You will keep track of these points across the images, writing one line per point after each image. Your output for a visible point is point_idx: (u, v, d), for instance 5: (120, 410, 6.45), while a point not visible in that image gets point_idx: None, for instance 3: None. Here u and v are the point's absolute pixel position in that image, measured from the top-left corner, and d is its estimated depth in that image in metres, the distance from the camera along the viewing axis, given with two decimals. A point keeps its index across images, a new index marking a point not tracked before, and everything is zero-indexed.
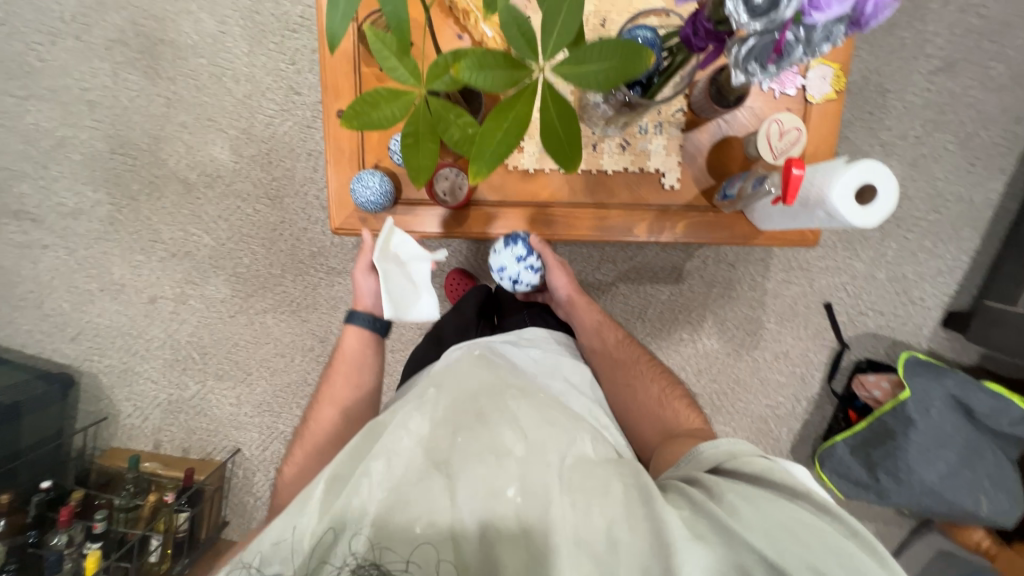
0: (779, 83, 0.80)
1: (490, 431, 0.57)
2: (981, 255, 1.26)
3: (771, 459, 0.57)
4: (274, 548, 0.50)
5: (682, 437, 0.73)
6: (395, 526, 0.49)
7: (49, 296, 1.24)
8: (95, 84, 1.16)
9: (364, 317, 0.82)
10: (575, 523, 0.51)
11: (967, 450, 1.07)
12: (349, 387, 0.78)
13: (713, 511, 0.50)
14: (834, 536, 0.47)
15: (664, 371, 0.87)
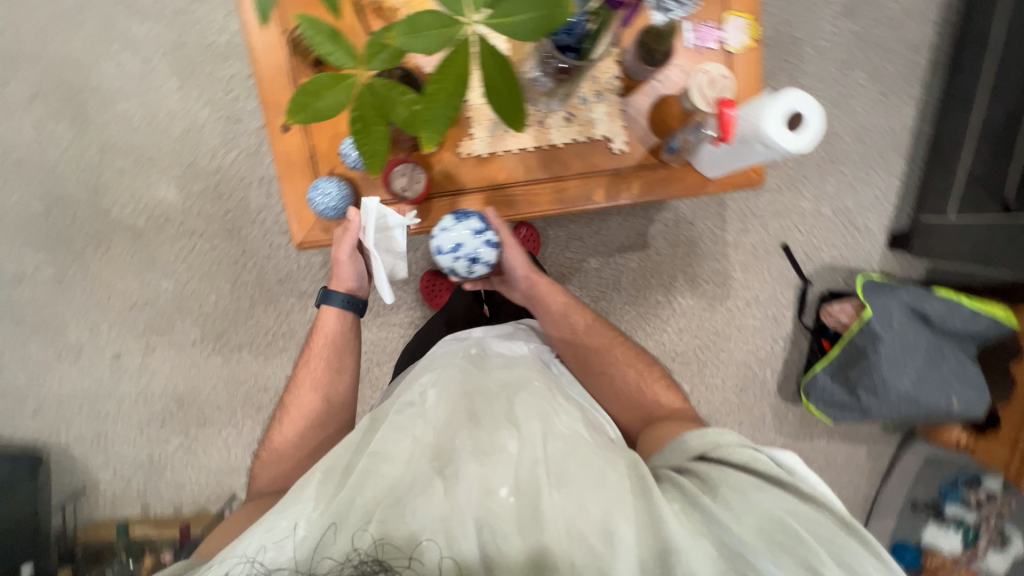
0: (700, 39, 0.86)
1: (489, 436, 0.60)
2: (909, 176, 1.36)
3: (758, 448, 0.61)
4: (277, 545, 0.51)
5: (667, 421, 0.78)
6: (393, 528, 0.50)
7: (2, 372, 1.17)
8: (20, 142, 1.10)
9: (343, 298, 0.82)
10: (568, 516, 0.52)
11: (932, 354, 1.15)
12: (330, 374, 0.79)
13: (705, 504, 0.54)
14: (817, 521, 0.52)
15: (639, 352, 0.89)
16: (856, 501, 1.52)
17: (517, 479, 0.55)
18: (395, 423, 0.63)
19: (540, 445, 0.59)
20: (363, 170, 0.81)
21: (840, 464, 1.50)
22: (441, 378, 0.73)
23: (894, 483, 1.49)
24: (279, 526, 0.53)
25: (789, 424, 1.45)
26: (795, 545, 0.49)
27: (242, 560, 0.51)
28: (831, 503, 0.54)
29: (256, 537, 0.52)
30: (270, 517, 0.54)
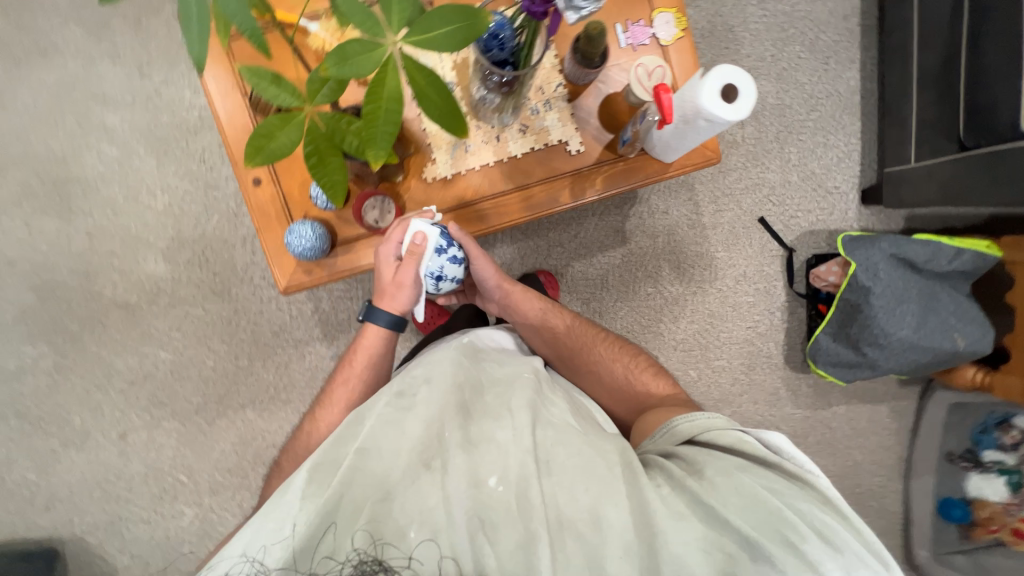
0: (633, 38, 0.91)
1: (477, 430, 0.65)
2: (866, 134, 1.41)
3: (743, 431, 0.65)
4: (275, 546, 0.55)
5: (660, 407, 0.80)
6: (391, 523, 0.56)
7: (11, 470, 1.16)
8: (9, 241, 1.14)
9: (390, 317, 0.83)
10: (555, 504, 0.59)
11: (925, 298, 1.15)
12: (367, 394, 0.81)
13: (693, 488, 0.59)
14: (798, 499, 0.56)
15: (622, 342, 0.93)
16: (889, 462, 1.49)
17: (505, 471, 0.61)
18: (381, 418, 0.65)
19: (527, 436, 0.64)
20: (335, 209, 0.84)
21: (863, 427, 1.48)
22: (428, 366, 0.75)
23: (923, 438, 1.46)
24: (269, 529, 0.57)
25: (804, 394, 1.44)
26: (779, 526, 0.54)
27: (243, 559, 0.56)
28: (813, 478, 0.59)
29: (254, 540, 0.56)
30: (263, 517, 0.58)
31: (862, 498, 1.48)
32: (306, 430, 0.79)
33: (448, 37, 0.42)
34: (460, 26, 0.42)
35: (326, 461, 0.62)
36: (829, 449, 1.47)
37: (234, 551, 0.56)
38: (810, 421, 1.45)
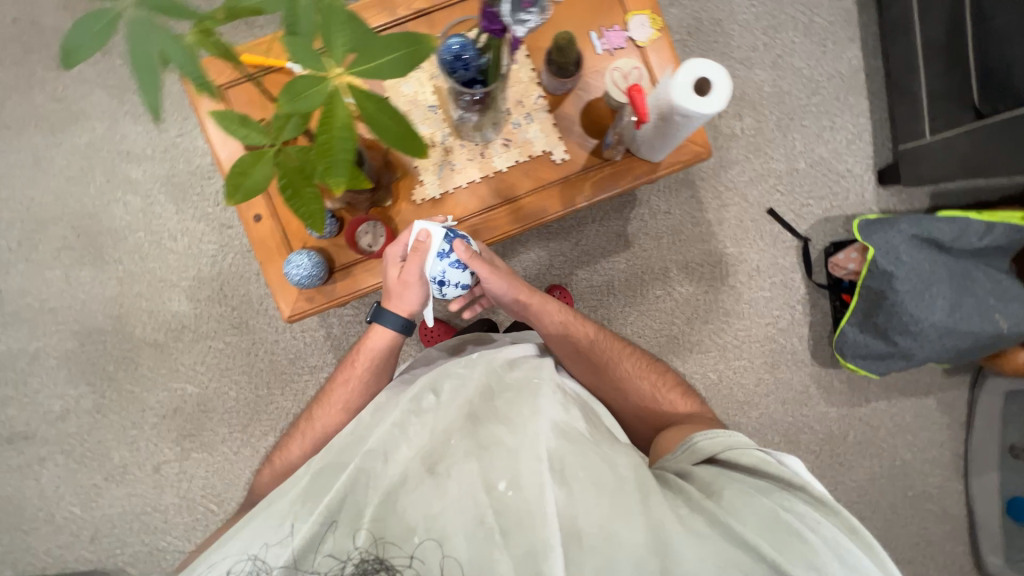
0: (609, 43, 0.92)
1: (487, 435, 0.66)
2: (876, 112, 1.35)
3: (767, 453, 0.67)
4: (280, 542, 0.58)
5: (685, 425, 0.78)
6: (396, 526, 0.57)
7: (59, 507, 1.23)
8: (51, 292, 1.24)
9: (398, 319, 0.86)
10: (565, 511, 0.57)
11: (957, 279, 1.07)
12: (364, 397, 0.85)
13: (711, 510, 0.59)
14: (818, 521, 0.58)
15: (647, 358, 0.91)
16: (943, 460, 1.37)
17: (513, 476, 0.60)
18: (392, 427, 0.70)
19: (536, 444, 0.64)
20: (330, 237, 0.88)
21: (909, 423, 1.37)
22: (438, 378, 0.80)
23: (979, 430, 1.34)
24: (276, 522, 0.61)
25: (837, 391, 1.35)
26: (800, 550, 0.54)
27: (247, 557, 0.58)
28: (836, 506, 0.59)
29: (258, 539, 0.60)
30: (271, 512, 0.63)
31: (916, 501, 1.36)
32: (304, 425, 0.84)
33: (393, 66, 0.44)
34: (404, 54, 0.44)
35: (331, 465, 0.68)
36: (872, 449, 1.37)
37: (236, 542, 0.60)
38: (847, 420, 1.36)
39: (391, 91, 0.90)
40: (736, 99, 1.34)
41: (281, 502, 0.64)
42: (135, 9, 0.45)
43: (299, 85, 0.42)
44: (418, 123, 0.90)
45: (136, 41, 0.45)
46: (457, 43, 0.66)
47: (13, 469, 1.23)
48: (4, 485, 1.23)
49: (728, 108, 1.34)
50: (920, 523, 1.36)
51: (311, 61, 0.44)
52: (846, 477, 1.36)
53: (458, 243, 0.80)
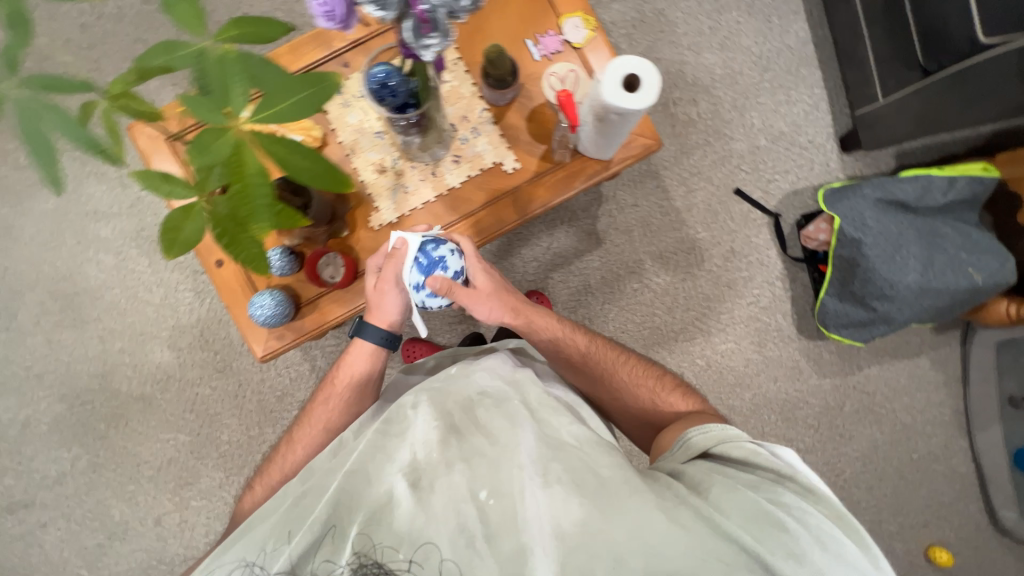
0: (546, 48, 0.92)
1: (470, 444, 0.66)
2: (830, 81, 1.35)
3: (758, 444, 0.65)
4: (271, 560, 0.58)
5: (685, 422, 0.77)
6: (385, 535, 0.57)
7: (65, 571, 1.22)
8: (36, 358, 1.25)
9: (378, 332, 0.85)
10: (545, 514, 0.58)
11: (926, 237, 1.06)
12: (345, 416, 0.85)
13: (697, 506, 0.58)
14: (806, 512, 0.57)
15: (644, 362, 0.88)
16: (944, 419, 1.35)
17: (494, 484, 0.61)
18: (372, 442, 0.68)
19: (515, 453, 0.64)
20: (292, 273, 0.88)
21: (905, 385, 1.35)
22: (420, 390, 0.76)
23: (977, 384, 1.32)
24: (265, 543, 0.60)
25: (827, 362, 1.34)
26: (783, 540, 0.54)
27: (242, 563, 0.59)
28: (822, 494, 0.59)
29: (248, 560, 0.59)
30: (259, 534, 0.62)
31: (923, 464, 1.34)
32: (286, 447, 0.84)
33: (298, 107, 0.46)
34: (309, 94, 0.45)
35: (315, 486, 0.66)
36: (871, 416, 1.35)
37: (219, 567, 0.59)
38: (842, 390, 1.34)
39: (336, 122, 0.90)
40: (689, 84, 1.34)
41: (265, 527, 0.62)
42: (19, 93, 0.46)
43: (201, 140, 0.43)
44: (367, 150, 0.91)
45: (28, 126, 0.45)
46: (381, 71, 0.66)
47: (15, 538, 1.22)
48: (6, 556, 1.22)
49: (683, 94, 1.34)
50: (929, 485, 1.34)
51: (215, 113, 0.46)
52: (848, 448, 1.33)
53: (430, 281, 0.76)
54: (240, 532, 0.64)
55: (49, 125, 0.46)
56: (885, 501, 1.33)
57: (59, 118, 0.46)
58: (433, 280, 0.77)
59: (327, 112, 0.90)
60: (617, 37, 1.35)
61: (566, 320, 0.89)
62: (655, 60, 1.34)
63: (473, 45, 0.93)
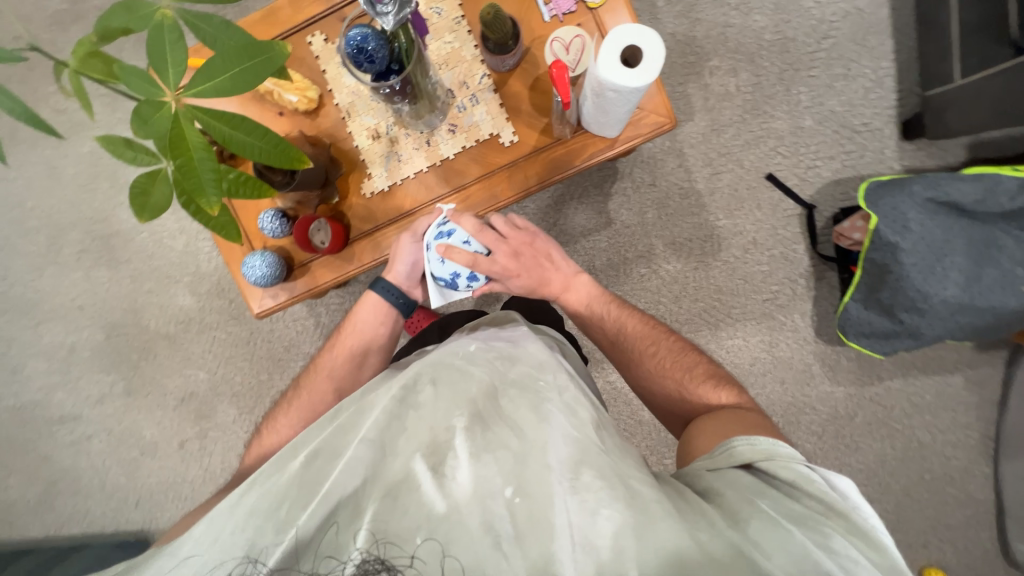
0: (557, 7, 0.84)
1: (494, 434, 0.56)
2: (901, 52, 1.16)
3: (809, 468, 0.56)
4: (267, 535, 0.48)
5: (716, 419, 0.68)
6: (397, 525, 0.47)
7: (107, 477, 1.40)
8: (79, 291, 1.37)
9: (384, 288, 0.84)
10: (577, 525, 0.48)
11: (978, 247, 0.94)
12: (351, 366, 0.81)
13: (735, 541, 0.47)
14: (856, 562, 0.47)
15: (681, 351, 0.79)
16: (969, 443, 1.23)
17: (521, 480, 0.51)
18: (386, 413, 0.59)
19: (545, 450, 0.55)
20: (285, 236, 0.90)
21: (929, 403, 1.24)
22: (438, 368, 0.68)
23: (1016, 411, 1.20)
24: (260, 514, 0.50)
25: (844, 369, 1.25)
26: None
27: (237, 560, 0.47)
28: (884, 543, 0.49)
29: (235, 537, 0.49)
30: (251, 503, 0.52)
31: (934, 485, 1.24)
32: (290, 395, 0.82)
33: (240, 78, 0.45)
34: (251, 65, 0.45)
35: (327, 448, 0.57)
36: (884, 430, 1.25)
37: (205, 538, 0.50)
38: (856, 399, 1.25)
39: (332, 83, 0.88)
40: (730, 51, 1.20)
41: (258, 494, 0.53)
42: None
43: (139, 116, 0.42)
44: (362, 114, 0.88)
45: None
46: (358, 34, 0.62)
47: (66, 444, 1.40)
48: (60, 458, 1.41)
49: (721, 63, 1.20)
50: (938, 507, 1.23)
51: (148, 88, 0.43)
52: (853, 459, 1.25)
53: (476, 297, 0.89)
54: (237, 491, 0.55)
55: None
56: (884, 518, 1.24)
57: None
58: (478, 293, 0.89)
59: (324, 71, 0.87)
60: None
61: (596, 302, 0.85)
62: (694, 21, 1.20)
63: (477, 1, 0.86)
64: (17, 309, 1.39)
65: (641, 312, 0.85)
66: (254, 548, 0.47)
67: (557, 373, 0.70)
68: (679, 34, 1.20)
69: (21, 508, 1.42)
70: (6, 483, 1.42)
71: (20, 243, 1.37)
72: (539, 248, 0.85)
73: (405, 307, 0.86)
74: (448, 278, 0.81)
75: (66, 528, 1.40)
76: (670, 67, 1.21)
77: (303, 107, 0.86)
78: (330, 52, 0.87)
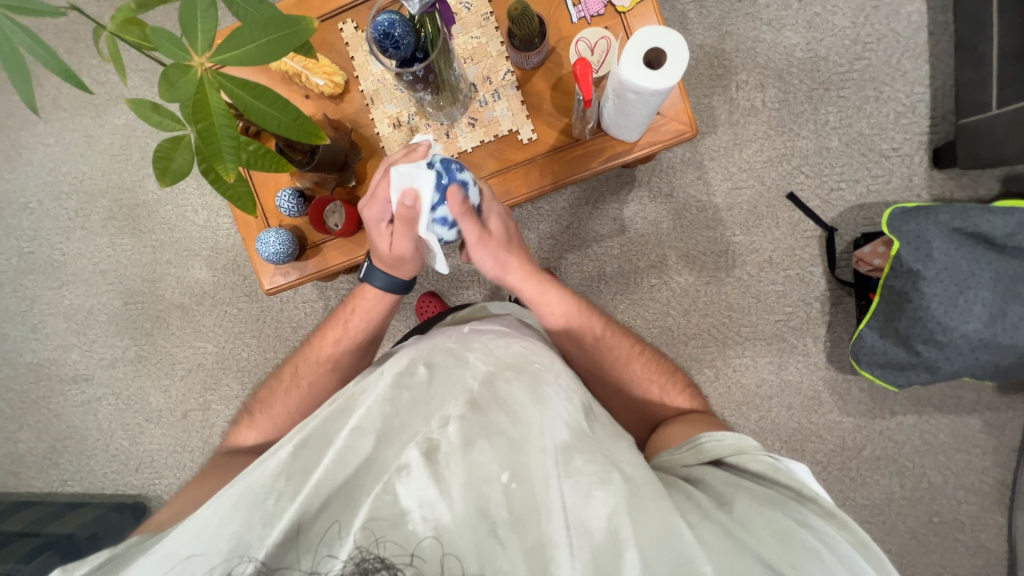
0: (586, 9, 0.84)
1: (488, 420, 0.55)
2: (937, 79, 1.14)
3: (776, 458, 0.58)
4: (256, 530, 0.47)
5: (688, 421, 0.68)
6: (390, 513, 0.46)
7: (111, 440, 1.43)
8: (102, 256, 1.42)
9: (390, 278, 0.77)
10: (571, 509, 0.48)
11: (1004, 282, 0.91)
12: (358, 356, 0.79)
13: (722, 522, 0.50)
14: (832, 537, 0.49)
15: (655, 357, 0.78)
16: (984, 488, 1.18)
17: (516, 465, 0.50)
18: (378, 399, 0.58)
19: (540, 433, 0.53)
20: (300, 216, 0.91)
21: (943, 443, 1.19)
22: (431, 353, 0.67)
23: None
24: (247, 507, 0.49)
25: (854, 400, 1.21)
26: (822, 561, 0.46)
27: (219, 560, 0.46)
28: (845, 518, 0.51)
29: (220, 530, 0.48)
30: (235, 495, 0.51)
31: (943, 529, 1.18)
32: (286, 381, 0.77)
33: (266, 49, 0.47)
34: (280, 37, 0.46)
35: (316, 437, 0.57)
36: (893, 466, 1.20)
37: (191, 533, 0.49)
38: (865, 432, 1.21)
39: (360, 70, 0.89)
40: (759, 67, 1.18)
41: (242, 486, 0.52)
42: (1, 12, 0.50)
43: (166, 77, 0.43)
44: (385, 102, 0.89)
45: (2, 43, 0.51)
46: (386, 20, 0.63)
47: (76, 404, 1.44)
48: (69, 417, 1.45)
49: (749, 78, 1.19)
50: (945, 553, 1.18)
51: (174, 48, 0.44)
52: (858, 494, 1.20)
53: (454, 197, 0.66)
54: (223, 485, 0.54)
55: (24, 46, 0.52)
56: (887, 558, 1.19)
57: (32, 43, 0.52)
58: (456, 196, 0.66)
59: (352, 58, 0.89)
60: (686, 4, 1.19)
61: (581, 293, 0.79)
62: (725, 34, 1.19)
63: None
64: (43, 270, 1.44)
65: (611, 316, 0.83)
66: (243, 545, 0.46)
67: (551, 361, 0.69)
68: (708, 46, 1.19)
69: (27, 462, 1.46)
70: (16, 436, 1.47)
71: (51, 206, 1.43)
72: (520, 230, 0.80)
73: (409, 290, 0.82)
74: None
75: (67, 485, 1.43)
76: (696, 78, 1.20)
77: (328, 92, 0.88)
78: (359, 40, 0.89)
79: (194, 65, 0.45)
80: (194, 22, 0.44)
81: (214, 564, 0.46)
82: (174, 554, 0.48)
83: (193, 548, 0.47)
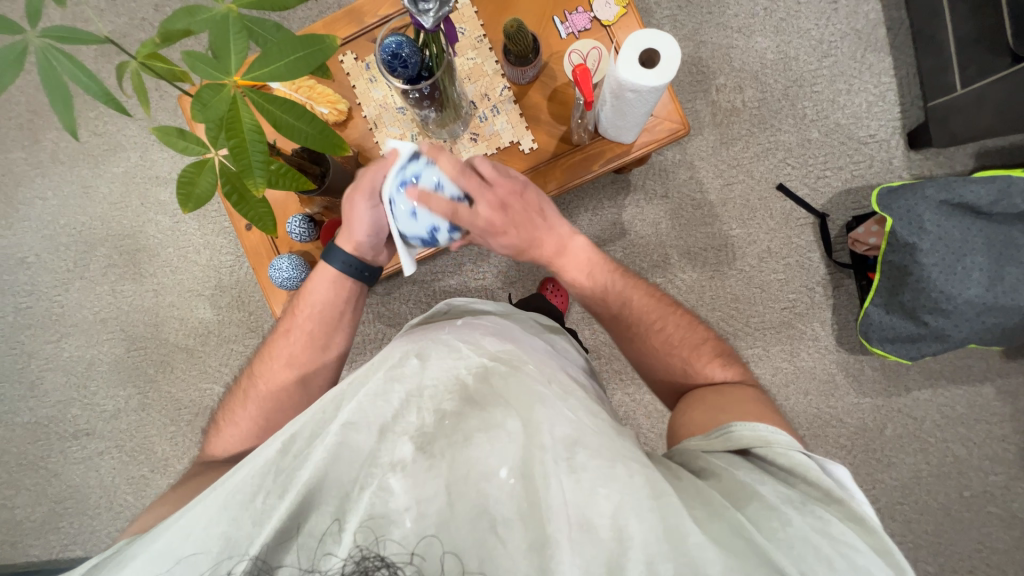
0: (573, 25, 0.90)
1: (483, 413, 0.51)
2: (901, 69, 1.22)
3: (809, 455, 0.54)
4: (246, 530, 0.44)
5: (713, 394, 0.66)
6: (386, 514, 0.43)
7: (115, 496, 1.36)
8: (103, 304, 1.40)
9: (345, 260, 0.76)
10: (574, 505, 0.45)
11: (997, 247, 0.95)
12: (313, 349, 0.75)
13: (735, 521, 0.46)
14: (851, 546, 0.45)
15: (686, 326, 0.76)
16: (1008, 457, 1.18)
17: (517, 460, 0.47)
18: (370, 393, 0.54)
19: (540, 429, 0.50)
20: (311, 240, 0.92)
21: (962, 415, 1.20)
22: (423, 344, 0.63)
23: None
24: (235, 505, 0.46)
25: (869, 379, 1.22)
26: (835, 567, 0.43)
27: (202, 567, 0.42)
28: (872, 524, 0.48)
29: (209, 531, 0.44)
30: (222, 496, 0.47)
31: (976, 503, 1.17)
32: (246, 383, 0.75)
33: (293, 67, 0.52)
34: (303, 55, 0.52)
35: (306, 432, 0.53)
36: (917, 443, 1.20)
37: (183, 531, 0.46)
38: (884, 411, 1.21)
39: (362, 97, 0.92)
40: (736, 70, 1.25)
41: (230, 484, 0.49)
42: (40, 42, 0.55)
43: (202, 97, 0.48)
44: (388, 125, 0.92)
45: (45, 72, 0.56)
46: (394, 42, 0.66)
47: (76, 461, 1.39)
48: (70, 476, 1.38)
49: (727, 81, 1.26)
50: (982, 528, 1.16)
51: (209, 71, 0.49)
52: (887, 475, 1.19)
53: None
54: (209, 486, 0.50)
55: (67, 75, 0.57)
56: (925, 539, 1.17)
57: (74, 69, 0.56)
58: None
59: (353, 87, 0.92)
60: (661, 18, 1.27)
61: (598, 269, 0.79)
62: (699, 43, 1.26)
63: (498, 21, 0.92)
64: (40, 323, 1.41)
65: (646, 283, 0.80)
66: (234, 544, 0.43)
67: (544, 362, 0.67)
68: (685, 55, 1.26)
69: (25, 528, 1.38)
70: (12, 502, 1.39)
71: (49, 259, 1.41)
72: (530, 204, 0.75)
73: (371, 279, 0.80)
74: (423, 237, 0.69)
75: (69, 550, 1.35)
76: (678, 85, 1.27)
77: (334, 119, 0.90)
78: (360, 69, 0.92)
79: (227, 85, 0.50)
80: (226, 45, 0.49)
81: (203, 566, 0.42)
82: (163, 558, 0.44)
83: (183, 550, 0.44)
